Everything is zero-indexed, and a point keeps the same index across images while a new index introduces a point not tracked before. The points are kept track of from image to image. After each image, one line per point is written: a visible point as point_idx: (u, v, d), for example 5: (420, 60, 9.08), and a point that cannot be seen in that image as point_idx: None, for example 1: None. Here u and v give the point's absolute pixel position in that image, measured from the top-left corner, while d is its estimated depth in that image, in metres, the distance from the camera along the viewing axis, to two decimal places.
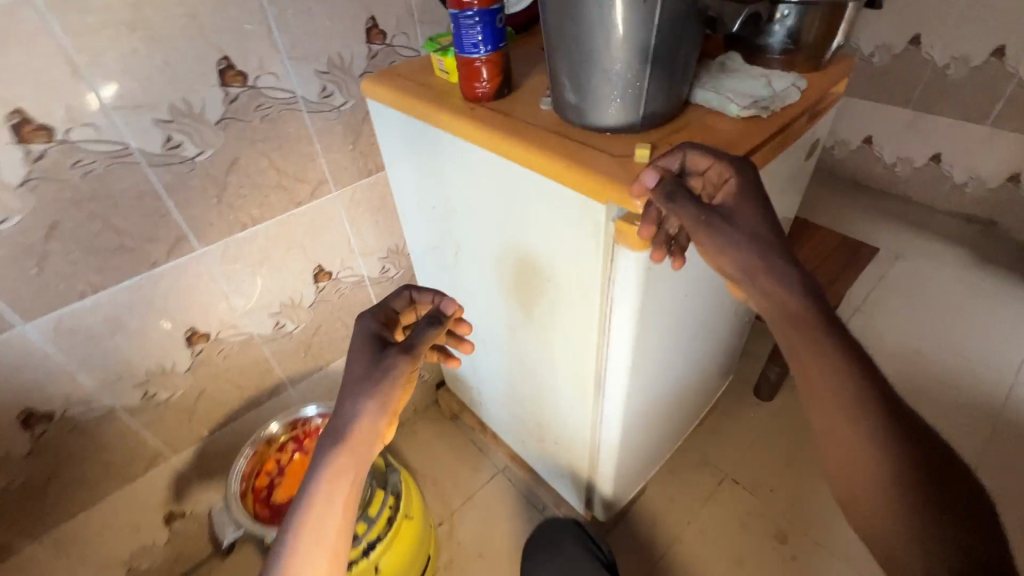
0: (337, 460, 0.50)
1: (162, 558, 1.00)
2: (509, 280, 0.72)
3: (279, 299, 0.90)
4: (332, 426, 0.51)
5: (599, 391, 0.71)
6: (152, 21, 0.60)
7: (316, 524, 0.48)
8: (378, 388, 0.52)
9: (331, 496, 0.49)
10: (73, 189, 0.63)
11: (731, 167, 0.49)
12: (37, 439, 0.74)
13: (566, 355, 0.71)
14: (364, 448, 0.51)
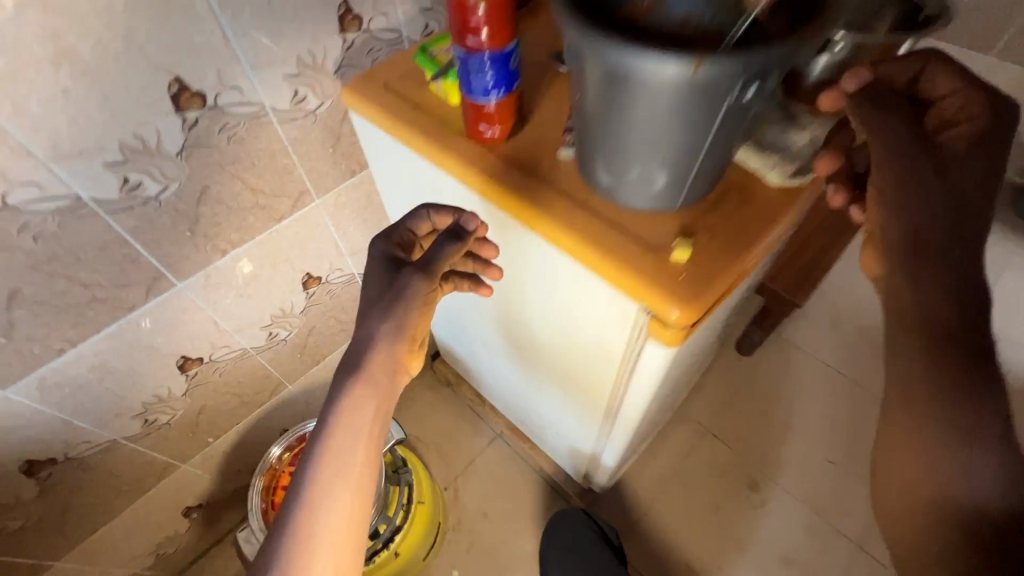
0: (356, 392, 0.48)
1: (186, 542, 1.05)
2: (519, 315, 0.70)
3: (269, 311, 0.86)
4: (351, 356, 0.49)
5: (608, 417, 0.73)
6: (80, 54, 0.48)
7: (339, 452, 0.46)
8: (395, 308, 0.49)
9: (352, 425, 0.47)
10: (27, 254, 0.55)
11: (980, 102, 0.46)
12: (44, 480, 0.73)
13: (575, 386, 0.72)
14: (385, 379, 0.49)
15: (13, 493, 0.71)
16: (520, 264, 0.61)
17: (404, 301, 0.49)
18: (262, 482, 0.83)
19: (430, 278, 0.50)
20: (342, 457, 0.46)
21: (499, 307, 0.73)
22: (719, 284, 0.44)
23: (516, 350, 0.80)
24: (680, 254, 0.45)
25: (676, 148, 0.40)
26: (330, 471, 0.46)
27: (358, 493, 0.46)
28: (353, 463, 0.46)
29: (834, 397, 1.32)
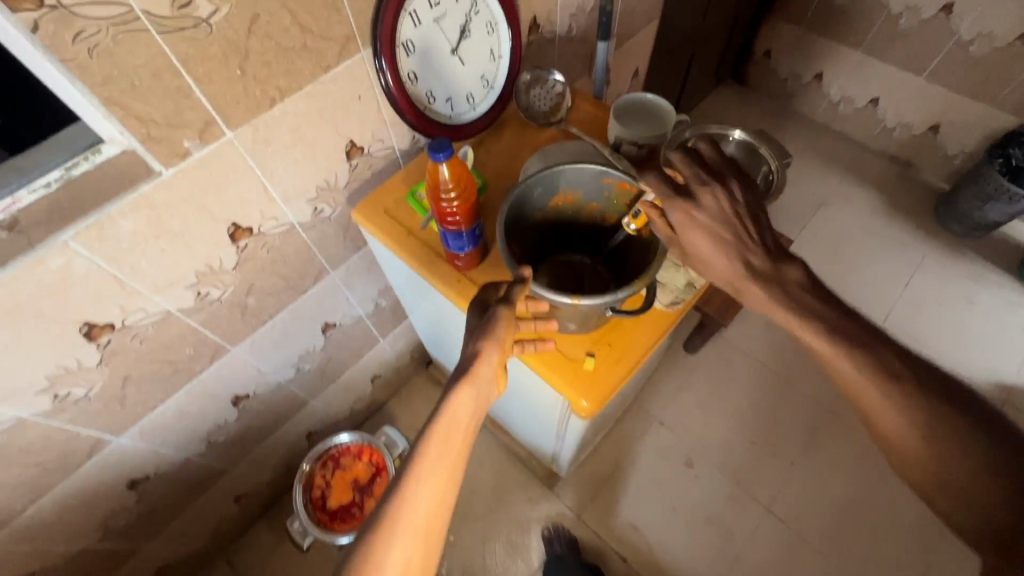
0: (462, 392, 0.62)
1: (236, 520, 1.34)
2: None
3: (298, 353, 1.08)
4: (459, 365, 0.63)
5: (557, 434, 0.99)
6: (172, 225, 0.69)
7: (444, 434, 0.60)
8: (487, 330, 0.63)
9: (456, 417, 0.61)
10: (135, 351, 0.77)
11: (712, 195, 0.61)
12: (141, 490, 0.99)
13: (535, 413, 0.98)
14: (481, 387, 0.63)
15: (121, 502, 0.96)
16: None
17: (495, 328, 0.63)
18: (302, 484, 1.08)
19: (510, 312, 0.64)
20: (446, 443, 0.60)
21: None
22: (614, 381, 0.68)
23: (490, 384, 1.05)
24: (588, 366, 0.68)
25: (569, 308, 0.62)
26: (436, 446, 0.59)
27: (451, 471, 0.60)
28: (453, 447, 0.60)
29: (759, 389, 1.60)
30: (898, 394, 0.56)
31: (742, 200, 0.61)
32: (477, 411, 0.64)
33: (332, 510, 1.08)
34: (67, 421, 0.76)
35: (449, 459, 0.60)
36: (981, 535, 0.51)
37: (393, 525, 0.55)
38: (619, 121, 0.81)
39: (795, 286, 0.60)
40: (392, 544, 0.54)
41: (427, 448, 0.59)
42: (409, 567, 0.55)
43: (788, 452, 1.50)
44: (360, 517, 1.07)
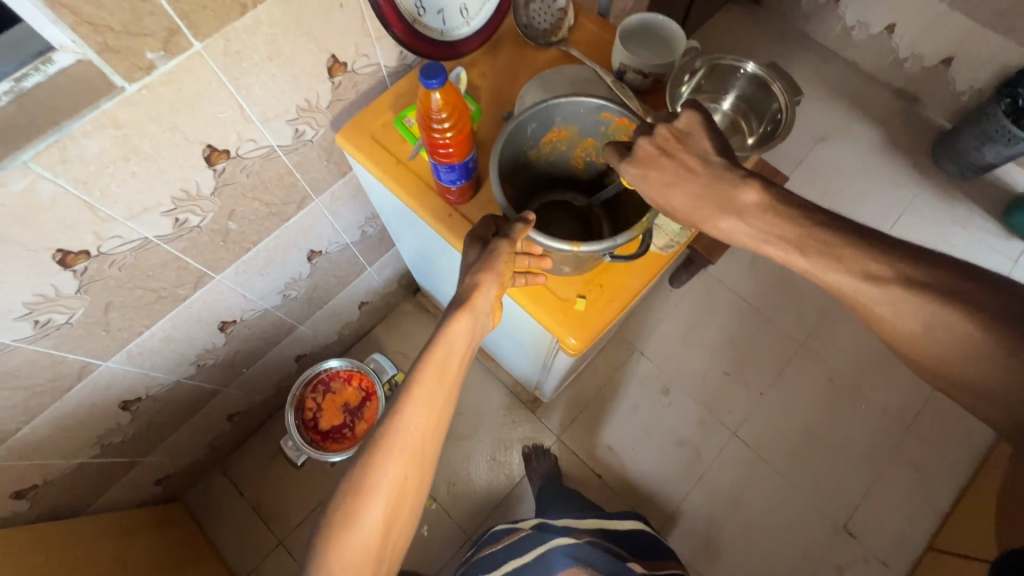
0: (458, 323, 0.61)
1: (230, 435, 1.39)
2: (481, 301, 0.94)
3: (284, 281, 1.07)
4: (458, 295, 0.62)
5: (544, 366, 1.02)
6: (141, 147, 0.64)
7: (439, 361, 0.61)
8: (486, 264, 0.61)
9: (453, 347, 0.62)
10: (115, 279, 0.75)
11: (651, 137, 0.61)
12: (134, 410, 1.00)
13: (522, 346, 1.00)
14: (478, 318, 0.63)
15: (114, 421, 0.98)
16: None
17: (493, 262, 0.61)
18: (293, 406, 1.11)
19: (511, 249, 0.62)
20: (442, 370, 0.61)
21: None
22: (604, 322, 0.68)
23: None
24: (578, 306, 0.68)
25: (566, 252, 0.62)
26: (431, 374, 0.61)
27: (447, 396, 0.62)
28: (449, 374, 0.62)
29: (738, 323, 1.65)
30: (905, 305, 0.52)
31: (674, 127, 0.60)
32: (473, 340, 0.65)
33: (325, 430, 1.12)
34: (51, 347, 0.75)
35: (445, 385, 0.62)
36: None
37: (388, 448, 0.58)
38: (622, 42, 0.75)
39: (758, 199, 0.57)
40: (387, 464, 0.58)
41: (424, 375, 0.60)
42: (401, 484, 0.59)
43: (759, 382, 1.58)
44: (353, 436, 1.12)
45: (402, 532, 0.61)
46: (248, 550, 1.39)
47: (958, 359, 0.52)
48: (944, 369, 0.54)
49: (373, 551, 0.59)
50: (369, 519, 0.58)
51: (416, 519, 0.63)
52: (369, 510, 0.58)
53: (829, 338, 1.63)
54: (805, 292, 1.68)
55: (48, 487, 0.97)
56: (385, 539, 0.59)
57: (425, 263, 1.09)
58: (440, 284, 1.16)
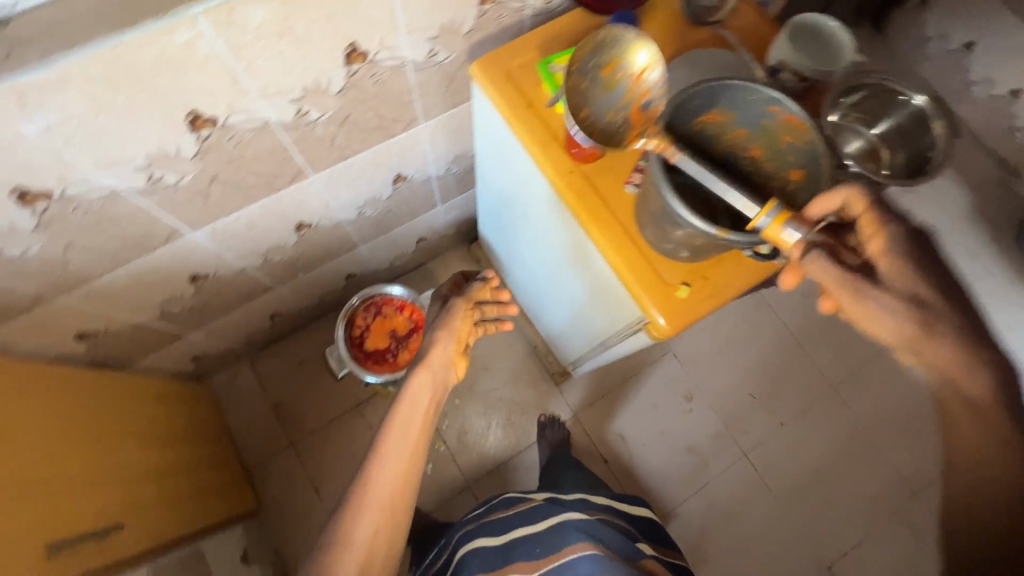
0: (420, 376, 0.83)
1: (268, 332, 1.42)
2: (561, 265, 0.93)
3: (364, 197, 1.07)
4: (419, 355, 0.86)
5: (600, 345, 1.03)
6: (296, 28, 0.63)
7: (403, 413, 0.80)
8: (445, 325, 0.88)
9: (417, 399, 0.82)
10: (229, 153, 0.75)
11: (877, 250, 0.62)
12: (199, 285, 1.03)
13: (584, 319, 1.01)
14: (439, 370, 0.85)
15: (179, 291, 1.01)
16: (572, 246, 0.83)
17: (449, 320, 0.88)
18: (345, 319, 1.13)
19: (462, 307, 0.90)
20: (407, 416, 0.80)
21: (545, 254, 0.99)
22: (698, 316, 0.68)
23: (548, 280, 1.07)
24: (680, 293, 0.68)
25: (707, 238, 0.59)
26: (396, 428, 0.78)
27: (416, 440, 0.78)
28: (414, 419, 0.80)
29: (774, 351, 1.64)
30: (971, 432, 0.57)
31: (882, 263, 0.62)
32: (437, 392, 0.85)
33: (370, 351, 1.14)
34: (154, 204, 0.76)
35: (413, 427, 0.79)
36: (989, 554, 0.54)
37: (370, 486, 0.71)
38: (790, 44, 0.72)
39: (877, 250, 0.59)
40: (363, 508, 0.69)
41: (390, 428, 0.78)
42: (378, 527, 0.69)
43: (783, 413, 1.58)
44: (394, 363, 1.14)
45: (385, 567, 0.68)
46: (261, 443, 1.45)
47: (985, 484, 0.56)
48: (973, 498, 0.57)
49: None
50: (349, 560, 0.66)
51: (400, 549, 0.72)
52: (346, 556, 0.66)
53: (862, 388, 1.61)
54: (851, 337, 1.66)
55: (107, 336, 1.01)
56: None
57: (506, 214, 1.09)
58: (513, 240, 1.16)
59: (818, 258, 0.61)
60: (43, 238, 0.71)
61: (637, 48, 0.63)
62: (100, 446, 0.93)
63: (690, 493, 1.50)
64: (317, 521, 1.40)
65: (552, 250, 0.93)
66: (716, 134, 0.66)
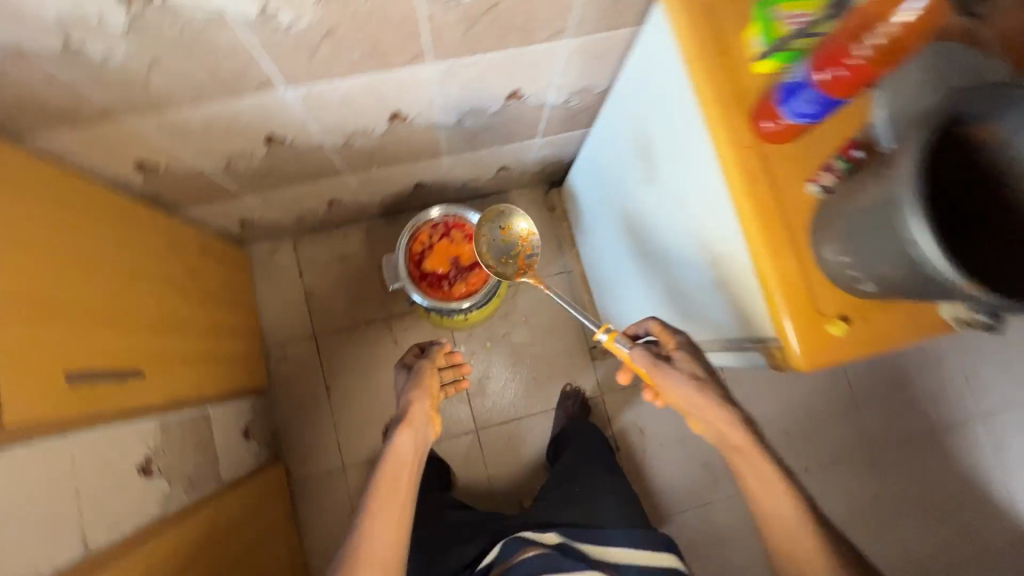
0: (404, 437, 0.85)
1: (320, 217, 1.34)
2: (668, 247, 0.83)
3: (470, 105, 0.95)
4: (400, 417, 0.89)
5: (680, 343, 0.92)
6: None
7: (389, 475, 0.82)
8: (418, 389, 0.93)
9: (400, 458, 0.84)
10: (356, 7, 0.63)
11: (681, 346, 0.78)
12: (271, 149, 0.93)
13: (673, 312, 0.89)
14: (419, 429, 0.89)
15: (250, 149, 0.91)
16: (697, 232, 0.72)
17: (419, 384, 0.94)
18: (411, 232, 1.06)
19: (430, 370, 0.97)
20: (393, 475, 0.82)
21: (650, 230, 0.87)
22: (844, 357, 0.58)
23: (640, 258, 0.95)
24: (834, 329, 0.57)
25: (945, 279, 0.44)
26: (383, 484, 0.81)
27: (404, 498, 0.80)
28: (400, 475, 0.82)
29: (824, 394, 1.52)
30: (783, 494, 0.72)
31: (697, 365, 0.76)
32: (419, 449, 0.88)
33: (426, 272, 1.06)
34: (257, 43, 0.65)
35: (400, 484, 0.81)
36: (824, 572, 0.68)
37: (364, 545, 0.74)
38: None
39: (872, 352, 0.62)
40: (357, 563, 0.72)
41: (377, 488, 0.80)
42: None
43: (812, 458, 1.49)
44: (446, 293, 1.06)
45: None
46: (284, 325, 1.40)
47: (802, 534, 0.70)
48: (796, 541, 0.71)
49: None
50: None
51: None
52: None
53: (901, 460, 1.50)
54: (909, 406, 1.53)
55: (166, 175, 0.93)
56: None
57: (617, 171, 0.96)
58: (612, 202, 1.03)
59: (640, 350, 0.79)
60: (131, 46, 0.62)
61: (518, 220, 0.99)
62: (133, 288, 0.88)
63: (688, 506, 1.45)
64: (321, 417, 1.38)
65: (665, 229, 0.80)
66: (972, 162, 0.50)
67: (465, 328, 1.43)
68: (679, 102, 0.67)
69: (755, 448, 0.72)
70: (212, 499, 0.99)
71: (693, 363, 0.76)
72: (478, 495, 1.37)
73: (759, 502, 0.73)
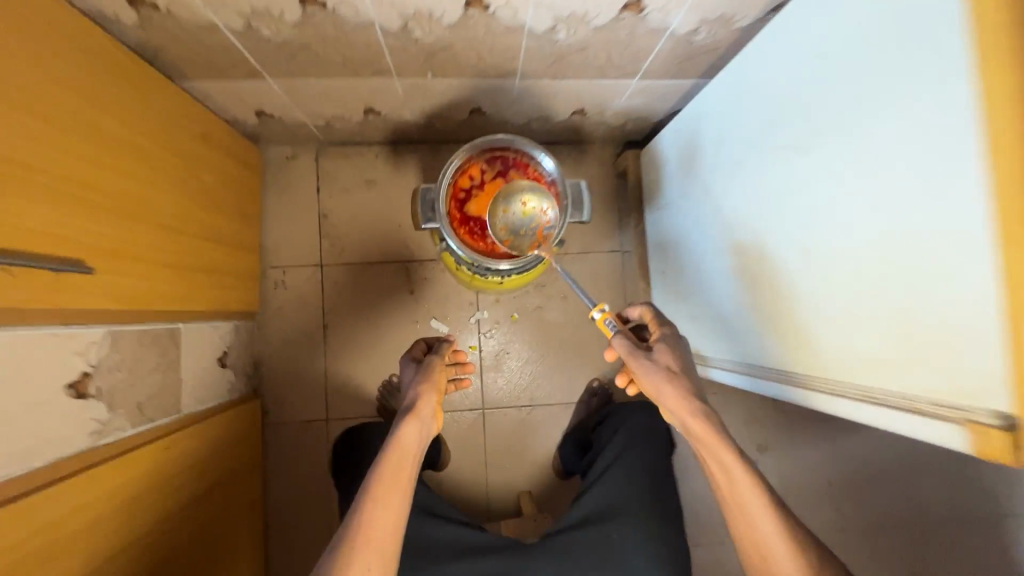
0: (409, 426, 0.69)
1: (352, 128, 1.12)
2: (816, 261, 0.64)
3: (573, 9, 0.71)
4: (404, 405, 0.72)
5: (810, 379, 0.70)
6: None
7: (393, 460, 0.67)
8: (427, 375, 0.76)
9: (404, 449, 0.68)
10: None
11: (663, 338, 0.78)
12: (306, 15, 0.71)
13: (814, 340, 0.67)
14: (424, 421, 0.72)
15: (279, 9, 0.70)
16: (889, 253, 0.53)
17: (431, 373, 0.76)
18: (461, 161, 0.83)
19: (442, 365, 0.79)
20: (398, 464, 0.66)
21: (795, 232, 0.67)
22: None
23: (770, 263, 0.73)
24: None
25: None
26: (386, 469, 0.66)
27: (404, 492, 0.65)
28: (405, 466, 0.67)
29: (886, 452, 1.30)
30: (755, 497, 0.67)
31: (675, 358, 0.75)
32: (423, 445, 0.71)
33: (470, 216, 0.83)
34: None
35: (403, 477, 0.66)
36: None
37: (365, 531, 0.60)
38: None
39: None
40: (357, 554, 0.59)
41: (379, 473, 0.65)
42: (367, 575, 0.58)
43: (854, 519, 1.29)
44: (490, 247, 0.83)
45: None
46: (288, 247, 1.21)
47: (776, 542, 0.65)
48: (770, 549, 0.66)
49: None
50: None
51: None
52: None
53: (956, 543, 1.29)
54: (981, 484, 1.31)
55: (168, 23, 0.72)
56: None
57: (744, 148, 0.76)
58: (729, 187, 0.81)
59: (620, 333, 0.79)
60: None
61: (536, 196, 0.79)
62: (99, 157, 0.68)
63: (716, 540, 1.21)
64: (312, 357, 1.20)
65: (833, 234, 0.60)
66: None
67: (494, 291, 1.22)
68: (912, 45, 0.48)
69: (721, 439, 0.69)
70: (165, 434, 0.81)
71: (671, 355, 0.76)
72: (471, 481, 1.19)
73: (726, 495, 0.69)
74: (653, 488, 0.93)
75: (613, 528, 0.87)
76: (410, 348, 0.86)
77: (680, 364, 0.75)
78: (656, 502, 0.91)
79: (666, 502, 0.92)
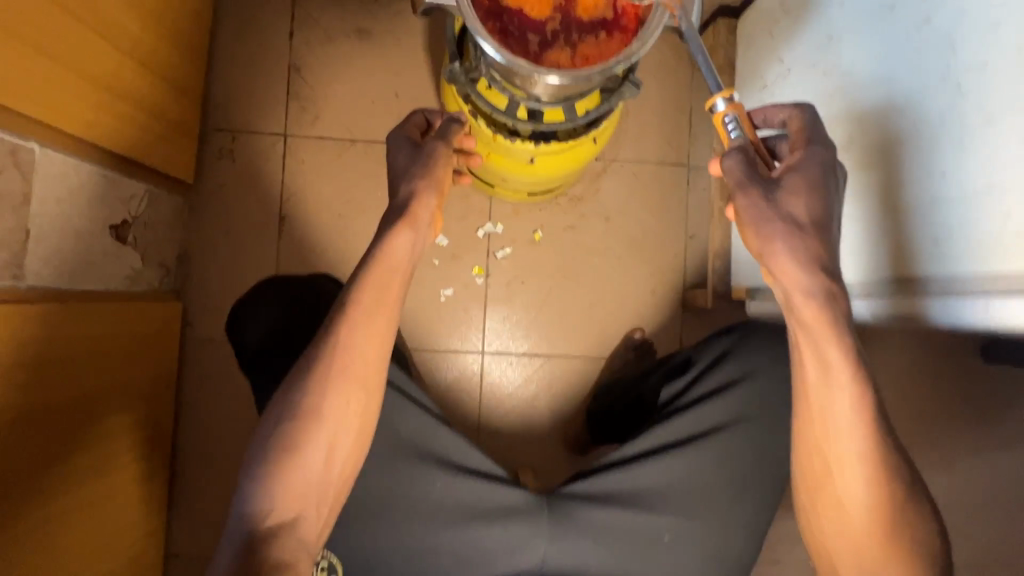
0: (398, 236, 0.54)
1: None
2: None
3: None
4: (392, 207, 0.56)
5: (989, 284, 0.44)
6: None
7: (376, 286, 0.54)
8: (428, 169, 0.56)
9: (383, 271, 0.54)
10: None
11: (806, 158, 0.48)
12: None
13: (1017, 217, 0.42)
14: (419, 232, 0.56)
15: None
16: None
17: (433, 167, 0.57)
18: None
19: (448, 156, 0.58)
20: (377, 302, 0.54)
21: None
22: None
23: (932, 116, 0.48)
24: None
25: None
26: (367, 293, 0.53)
27: (381, 336, 0.54)
28: (387, 298, 0.55)
29: None
30: (859, 447, 0.48)
31: (821, 195, 0.47)
32: (415, 260, 0.58)
33: (504, 6, 0.51)
34: None
35: (377, 322, 0.54)
36: (847, 545, 0.51)
37: (324, 390, 0.51)
38: None
39: None
40: (317, 422, 0.50)
41: (354, 304, 0.53)
42: (335, 444, 0.51)
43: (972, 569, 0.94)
44: (531, 57, 0.51)
45: (348, 474, 0.52)
46: (243, 109, 0.89)
47: (855, 505, 0.50)
48: (838, 516, 0.51)
49: (318, 492, 0.50)
50: (302, 477, 0.49)
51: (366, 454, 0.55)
52: (304, 469, 0.50)
53: None
54: None
55: None
56: (328, 482, 0.51)
57: None
58: (864, 25, 0.56)
59: (736, 155, 0.48)
60: None
61: None
62: None
63: (774, 558, 0.88)
64: (260, 260, 0.88)
65: None
66: None
67: (512, 200, 0.90)
68: None
69: (837, 325, 0.46)
70: (52, 300, 0.60)
71: (803, 201, 0.47)
72: None
73: (801, 389, 0.50)
74: (743, 488, 0.60)
75: (664, 527, 0.59)
76: (404, 122, 0.63)
77: (817, 213, 0.47)
78: (738, 507, 0.60)
79: (759, 502, 0.61)
